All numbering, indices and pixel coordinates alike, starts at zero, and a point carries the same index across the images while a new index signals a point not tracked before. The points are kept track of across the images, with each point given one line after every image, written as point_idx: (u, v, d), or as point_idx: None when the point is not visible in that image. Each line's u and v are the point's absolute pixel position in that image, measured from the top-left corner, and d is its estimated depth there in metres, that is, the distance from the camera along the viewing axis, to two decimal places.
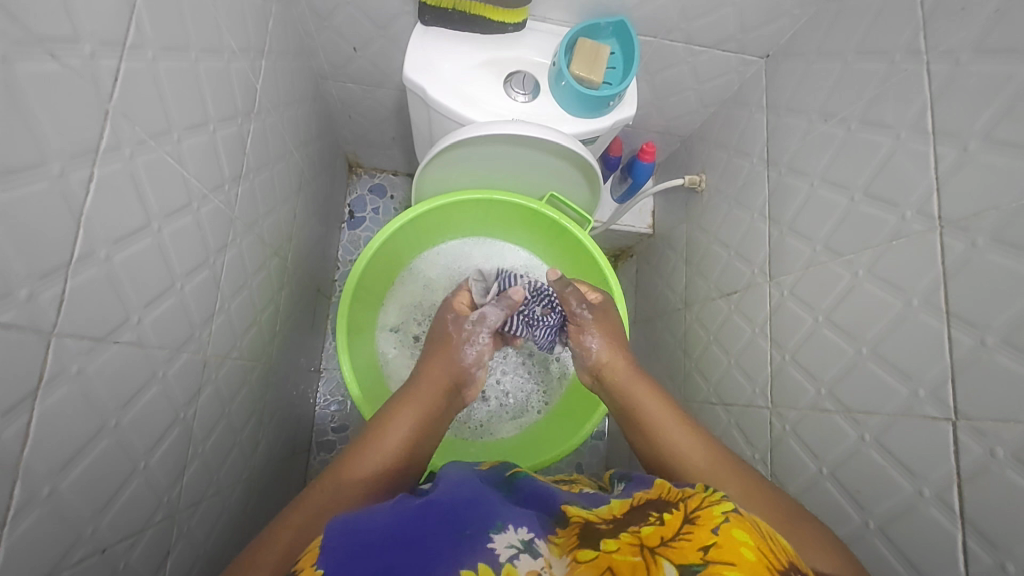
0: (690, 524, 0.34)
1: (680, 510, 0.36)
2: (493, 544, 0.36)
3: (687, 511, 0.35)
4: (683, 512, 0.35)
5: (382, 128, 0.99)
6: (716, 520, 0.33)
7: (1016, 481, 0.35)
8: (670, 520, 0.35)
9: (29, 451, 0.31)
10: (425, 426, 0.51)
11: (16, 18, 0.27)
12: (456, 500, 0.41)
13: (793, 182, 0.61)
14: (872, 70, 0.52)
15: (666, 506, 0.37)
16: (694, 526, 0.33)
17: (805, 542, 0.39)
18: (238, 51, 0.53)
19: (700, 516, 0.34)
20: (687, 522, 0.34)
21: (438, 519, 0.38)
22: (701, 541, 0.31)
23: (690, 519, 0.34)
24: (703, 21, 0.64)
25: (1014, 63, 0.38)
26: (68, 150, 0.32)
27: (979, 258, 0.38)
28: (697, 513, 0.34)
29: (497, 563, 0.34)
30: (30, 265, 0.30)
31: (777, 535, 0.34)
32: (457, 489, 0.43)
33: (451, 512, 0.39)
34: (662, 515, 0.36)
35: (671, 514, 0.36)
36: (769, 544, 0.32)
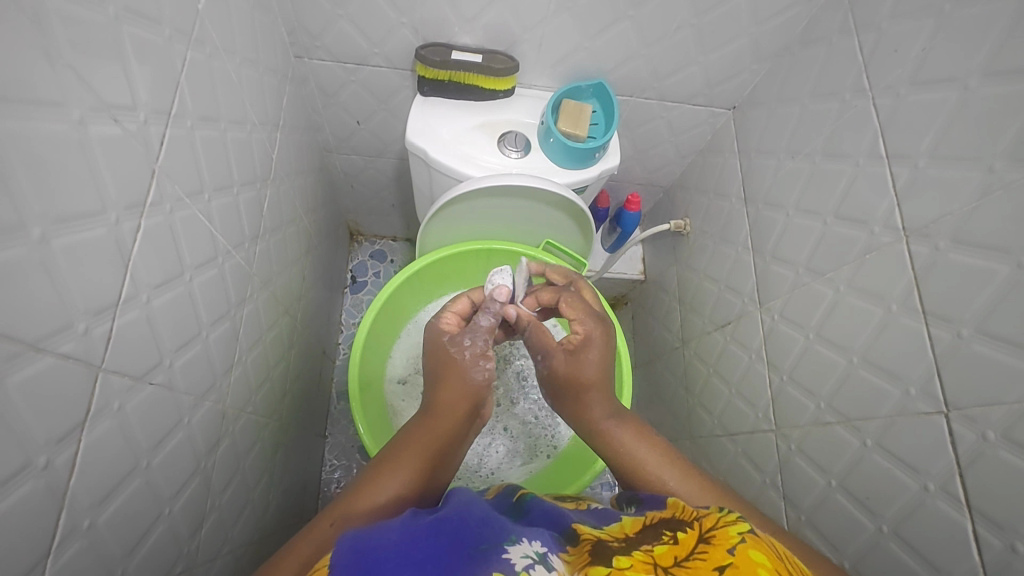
0: (704, 545, 0.32)
1: (694, 530, 0.34)
2: (508, 554, 0.33)
3: (702, 531, 0.34)
4: (698, 532, 0.34)
5: (382, 195, 1.05)
6: (732, 541, 0.32)
7: (1010, 461, 0.37)
8: (684, 540, 0.33)
9: (75, 481, 0.33)
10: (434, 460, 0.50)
11: (91, 88, 0.31)
12: (462, 522, 0.39)
13: (771, 215, 0.66)
14: (827, 110, 0.58)
15: (680, 525, 0.36)
16: (708, 546, 0.32)
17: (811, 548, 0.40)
18: (258, 123, 0.59)
19: (715, 537, 0.32)
20: (703, 542, 0.32)
21: (447, 538, 0.36)
22: (716, 561, 0.30)
23: (705, 538, 0.33)
24: (673, 79, 0.72)
25: (946, 91, 0.44)
26: (123, 203, 0.35)
27: (943, 259, 0.42)
28: (712, 533, 0.33)
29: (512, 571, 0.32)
30: (88, 302, 0.32)
31: (795, 556, 0.33)
32: (462, 510, 0.41)
33: (456, 533, 0.37)
34: (676, 533, 0.35)
35: (686, 534, 0.34)
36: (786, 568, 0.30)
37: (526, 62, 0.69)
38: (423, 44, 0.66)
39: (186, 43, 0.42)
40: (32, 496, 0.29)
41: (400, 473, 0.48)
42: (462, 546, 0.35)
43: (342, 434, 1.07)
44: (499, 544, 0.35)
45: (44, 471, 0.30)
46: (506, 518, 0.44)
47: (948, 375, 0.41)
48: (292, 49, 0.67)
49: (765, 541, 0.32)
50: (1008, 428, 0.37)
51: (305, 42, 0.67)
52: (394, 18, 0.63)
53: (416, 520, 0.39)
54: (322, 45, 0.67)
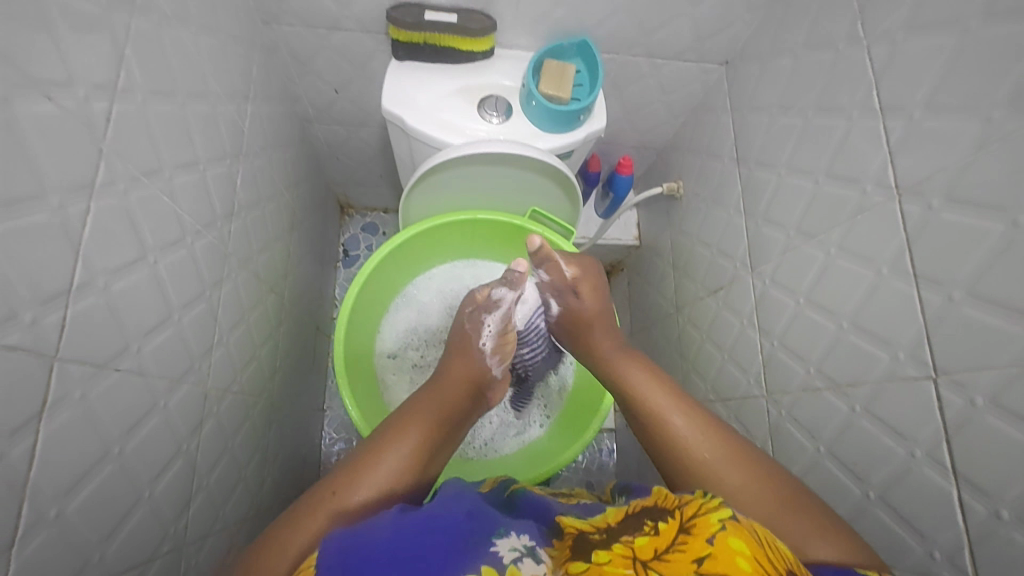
0: (685, 534, 0.33)
1: (675, 519, 0.35)
2: (496, 547, 0.36)
3: (682, 519, 0.34)
4: (678, 521, 0.34)
5: (369, 166, 1.02)
6: (711, 528, 0.32)
7: (997, 428, 0.35)
8: (665, 530, 0.34)
9: (37, 471, 0.32)
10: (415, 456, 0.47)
11: (15, 65, 0.30)
12: (450, 514, 0.40)
13: (763, 175, 0.63)
14: (821, 61, 0.55)
15: (660, 514, 0.36)
16: (688, 536, 0.33)
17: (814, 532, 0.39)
18: (223, 95, 0.56)
19: (695, 525, 0.33)
20: (683, 531, 0.33)
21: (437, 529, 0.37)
22: (695, 551, 0.31)
23: (685, 527, 0.33)
24: (660, 34, 0.68)
25: (944, 36, 0.41)
26: (66, 184, 0.34)
27: (936, 218, 0.40)
28: (692, 521, 0.34)
29: (500, 564, 0.34)
30: (34, 290, 0.31)
31: (777, 541, 0.34)
32: (449, 501, 0.42)
33: (444, 523, 0.38)
34: (657, 523, 0.35)
35: (666, 524, 0.35)
36: (768, 556, 0.31)
37: (504, 20, 0.66)
38: (394, 4, 0.63)
39: (129, 12, 0.40)
40: None
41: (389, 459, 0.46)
42: (453, 540, 0.36)
43: (341, 407, 1.07)
44: (489, 537, 0.37)
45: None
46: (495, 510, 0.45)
47: (938, 338, 0.40)
48: (258, 14, 0.64)
49: (746, 527, 0.33)
50: (997, 394, 0.35)
51: (272, 7, 0.64)
52: None
53: (401, 514, 0.39)
54: (289, 9, 0.64)
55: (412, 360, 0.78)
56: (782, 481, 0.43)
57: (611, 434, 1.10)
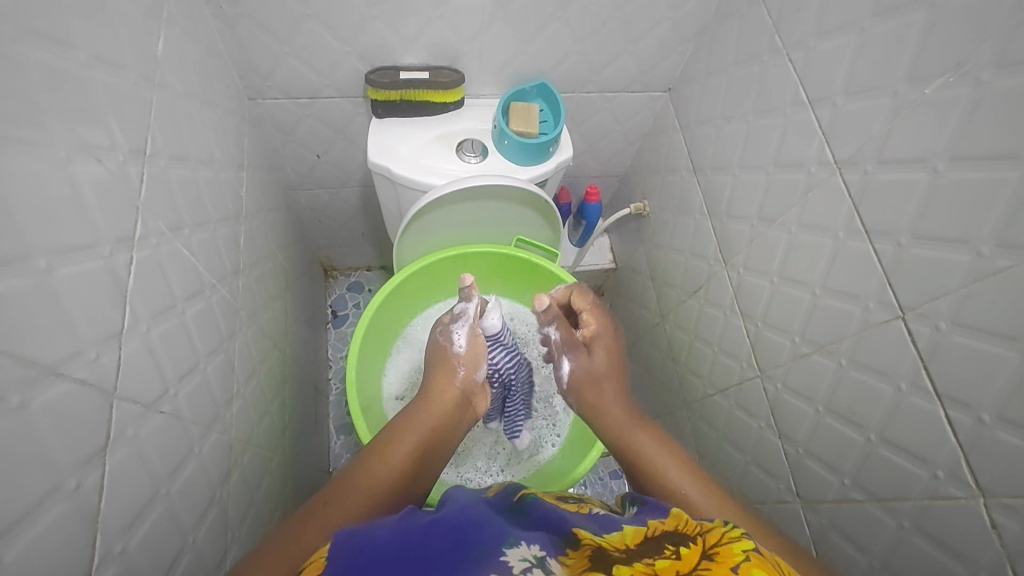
0: (707, 561, 0.32)
1: (697, 545, 0.34)
2: (506, 557, 0.33)
3: (705, 546, 0.34)
4: (701, 547, 0.34)
5: (352, 226, 1.07)
6: (736, 559, 0.32)
7: (962, 344, 0.40)
8: (687, 555, 0.33)
9: (104, 504, 0.34)
10: (401, 474, 0.49)
11: (73, 131, 0.34)
12: (460, 526, 0.40)
13: (719, 178, 0.71)
14: (751, 73, 0.63)
15: (683, 540, 0.36)
16: (711, 562, 0.32)
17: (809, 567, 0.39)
18: (224, 162, 0.61)
19: (719, 554, 0.32)
20: (705, 558, 0.32)
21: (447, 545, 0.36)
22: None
23: (708, 555, 0.32)
24: (609, 70, 0.77)
25: (848, 34, 0.49)
26: (114, 236, 0.37)
27: (873, 180, 0.47)
28: (716, 551, 0.33)
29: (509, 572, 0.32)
30: (94, 330, 0.34)
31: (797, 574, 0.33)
32: (460, 518, 0.42)
33: (457, 541, 0.37)
34: (679, 548, 0.34)
35: (688, 549, 0.34)
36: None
37: (470, 73, 0.73)
38: (370, 69, 0.70)
39: (150, 88, 0.45)
40: (66, 518, 0.31)
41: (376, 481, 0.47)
42: (464, 549, 0.36)
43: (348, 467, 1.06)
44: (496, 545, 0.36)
45: (75, 493, 0.31)
46: (507, 523, 0.44)
47: (897, 280, 0.45)
48: (245, 92, 0.70)
49: (769, 559, 0.32)
50: (955, 316, 0.41)
51: (257, 84, 0.70)
52: (340, 48, 0.67)
53: (412, 521, 0.41)
54: (274, 84, 0.70)
55: None
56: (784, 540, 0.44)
57: None
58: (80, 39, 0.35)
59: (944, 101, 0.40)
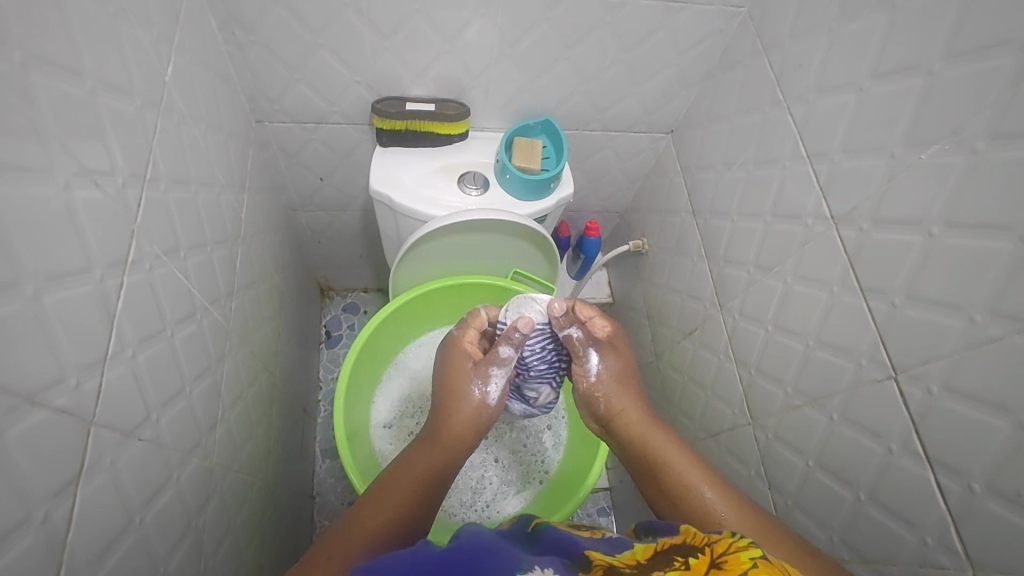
0: (716, 569, 0.34)
1: (705, 555, 0.37)
2: None
3: (713, 556, 0.36)
4: (709, 558, 0.36)
5: (350, 248, 1.07)
6: (744, 566, 0.33)
7: (954, 410, 0.40)
8: (696, 565, 0.35)
9: (74, 536, 0.33)
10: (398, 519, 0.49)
11: (74, 155, 0.34)
12: (475, 549, 0.42)
13: (718, 223, 0.71)
14: (752, 122, 0.64)
15: (690, 550, 0.38)
16: (720, 569, 0.34)
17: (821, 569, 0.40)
18: (226, 184, 0.61)
19: (726, 561, 0.34)
20: (715, 567, 0.34)
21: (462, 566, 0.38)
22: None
23: (718, 564, 0.34)
24: (613, 110, 0.78)
25: (847, 93, 0.50)
26: (107, 260, 0.37)
27: (870, 238, 0.47)
28: (725, 559, 0.35)
29: None
30: (79, 356, 0.34)
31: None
32: (475, 541, 0.44)
33: (471, 562, 0.39)
34: (687, 559, 0.37)
35: (698, 559, 0.36)
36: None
37: (476, 107, 0.74)
38: (377, 99, 0.71)
39: (156, 112, 0.45)
40: (33, 551, 0.30)
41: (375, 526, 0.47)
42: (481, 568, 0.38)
43: (331, 492, 1.05)
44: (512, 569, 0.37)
45: (44, 525, 0.30)
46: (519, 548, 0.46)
47: (891, 340, 0.45)
48: (252, 114, 0.71)
49: (776, 565, 0.34)
50: (948, 380, 0.40)
51: (265, 107, 0.71)
52: (349, 77, 0.68)
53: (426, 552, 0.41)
54: (282, 108, 0.71)
55: (407, 428, 0.79)
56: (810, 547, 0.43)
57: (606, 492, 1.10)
58: (89, 66, 0.36)
59: (940, 167, 0.41)
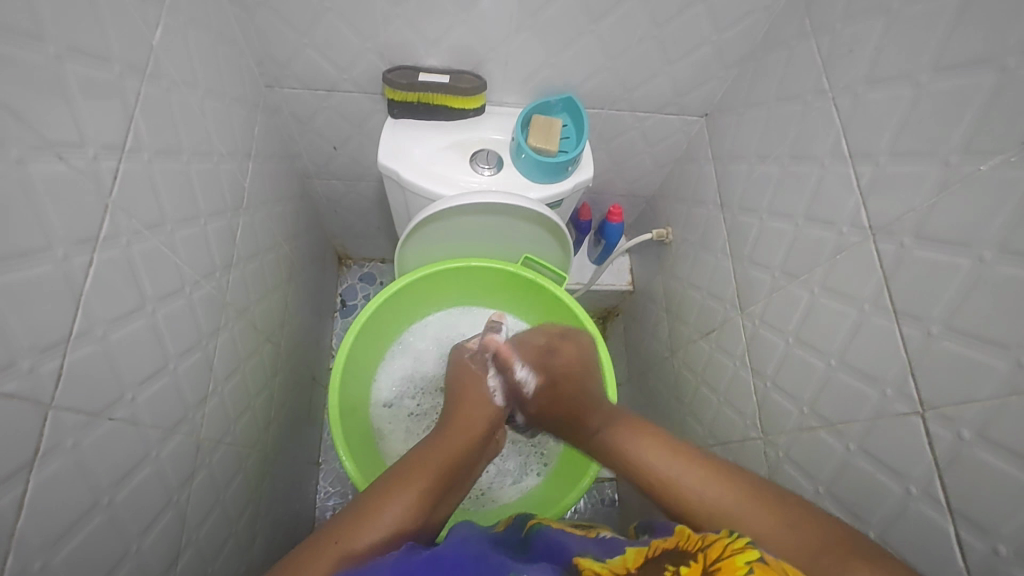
0: None
1: (698, 563, 0.33)
2: None
3: (706, 563, 0.33)
4: (703, 565, 0.33)
5: (367, 219, 1.05)
6: (739, 574, 0.30)
7: (987, 461, 0.35)
8: None
9: (25, 520, 0.33)
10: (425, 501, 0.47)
11: (32, 127, 0.32)
12: (460, 557, 0.40)
13: (746, 220, 0.65)
14: (792, 112, 0.58)
15: (682, 557, 0.34)
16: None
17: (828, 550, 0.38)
18: (227, 154, 0.59)
19: (720, 570, 0.31)
20: None
21: None
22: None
23: (711, 573, 0.31)
24: (643, 89, 0.72)
25: (902, 87, 0.44)
26: (72, 238, 0.35)
27: (909, 255, 0.41)
28: (719, 567, 0.32)
29: None
30: (34, 339, 0.32)
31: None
32: (459, 547, 0.42)
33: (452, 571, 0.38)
34: (679, 567, 0.33)
35: (690, 568, 0.33)
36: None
37: (494, 80, 0.70)
38: (390, 68, 0.67)
39: (140, 79, 0.43)
40: None
41: (401, 501, 0.46)
42: None
43: (337, 460, 1.06)
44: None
45: None
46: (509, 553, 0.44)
47: (922, 373, 0.40)
48: (262, 79, 0.69)
49: (775, 567, 0.30)
50: (982, 426, 0.36)
51: (275, 72, 0.68)
52: (359, 44, 0.64)
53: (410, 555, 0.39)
54: (292, 74, 0.68)
55: (407, 409, 0.78)
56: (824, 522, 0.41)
57: (612, 482, 1.08)
58: (52, 30, 0.33)
59: (1000, 183, 0.35)
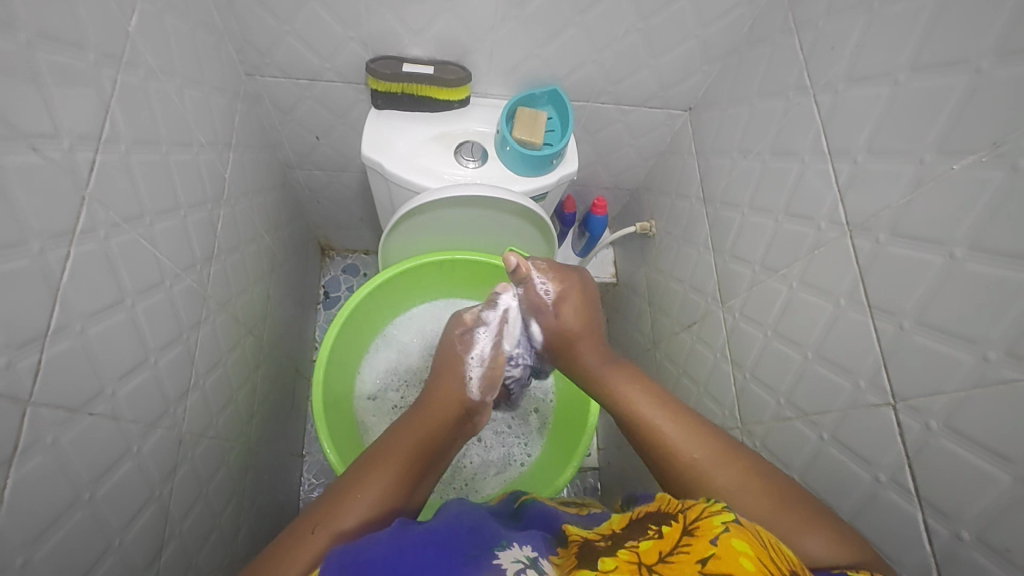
0: (688, 537, 0.32)
1: (678, 522, 0.34)
2: (499, 560, 0.35)
3: (686, 522, 0.33)
4: (681, 525, 0.33)
5: (351, 209, 1.04)
6: (714, 531, 0.31)
7: (953, 450, 0.37)
8: (669, 534, 0.33)
9: (4, 519, 0.32)
10: (403, 482, 0.48)
11: (5, 118, 0.31)
12: (455, 529, 0.40)
13: (728, 214, 0.66)
14: (774, 108, 0.59)
15: (665, 518, 0.35)
16: (692, 538, 0.31)
17: (793, 528, 0.40)
18: (206, 143, 0.58)
19: (698, 528, 0.32)
20: (686, 534, 0.32)
21: (439, 548, 0.37)
22: (699, 553, 0.30)
23: (689, 530, 0.32)
24: (627, 83, 0.72)
25: (879, 85, 0.45)
26: (48, 231, 0.35)
27: (884, 251, 0.43)
28: (696, 524, 0.32)
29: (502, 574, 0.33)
30: (10, 335, 0.32)
31: (781, 542, 0.32)
32: (453, 518, 0.42)
33: (448, 542, 0.38)
34: (662, 528, 0.34)
35: (670, 527, 0.34)
36: (772, 554, 0.30)
37: (479, 72, 0.69)
38: (373, 57, 0.66)
39: (116, 67, 0.42)
40: None
41: (382, 481, 0.46)
42: (459, 550, 0.37)
43: (320, 452, 1.06)
44: (491, 549, 0.37)
45: None
46: (501, 524, 0.45)
47: (894, 365, 0.42)
48: (242, 67, 0.67)
49: (750, 528, 0.31)
50: (949, 417, 0.37)
51: (255, 60, 0.67)
52: (342, 33, 0.63)
53: (405, 531, 0.39)
54: (273, 62, 0.67)
55: (391, 401, 0.78)
56: (804, 498, 0.42)
57: (595, 471, 1.09)
58: (24, 17, 0.32)
59: (971, 182, 0.36)
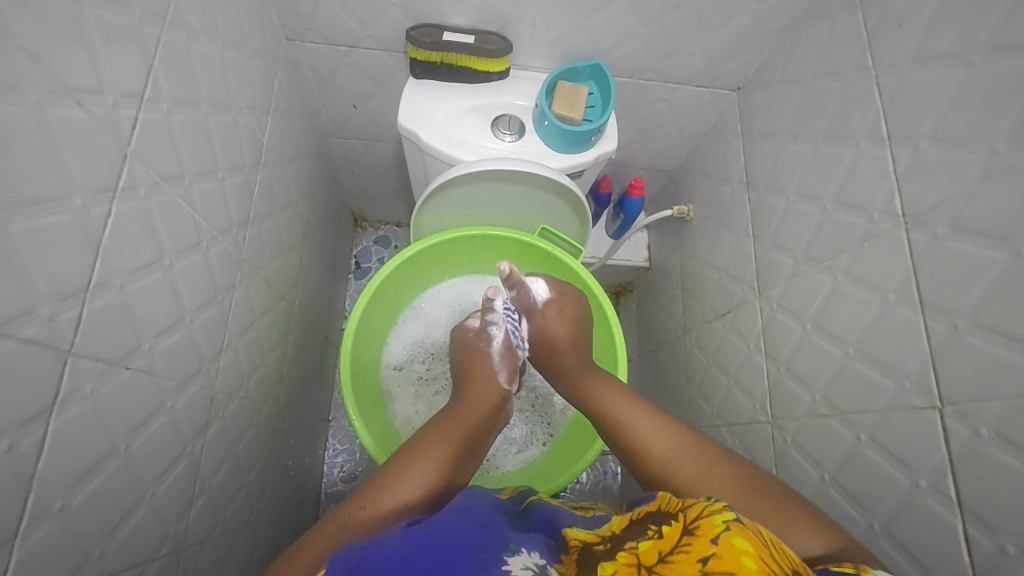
0: (688, 535, 0.30)
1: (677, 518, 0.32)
2: (509, 567, 0.35)
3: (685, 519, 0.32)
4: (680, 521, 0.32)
5: (385, 180, 1.04)
6: (714, 528, 0.29)
7: (1004, 460, 0.35)
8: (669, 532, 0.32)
9: (44, 463, 0.34)
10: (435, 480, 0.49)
11: (53, 73, 0.31)
12: (458, 531, 0.40)
13: (772, 200, 0.64)
14: (830, 90, 0.56)
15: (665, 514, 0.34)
16: (692, 536, 0.30)
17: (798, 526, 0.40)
18: (245, 107, 0.58)
19: (697, 525, 0.30)
20: (686, 530, 0.30)
21: (450, 548, 0.37)
22: (699, 551, 0.28)
23: (688, 526, 0.31)
24: (673, 59, 0.69)
25: (950, 67, 0.42)
26: (91, 186, 0.35)
27: (942, 246, 0.40)
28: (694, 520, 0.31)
29: None
30: (53, 287, 0.33)
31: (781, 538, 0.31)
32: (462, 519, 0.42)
33: (454, 543, 0.38)
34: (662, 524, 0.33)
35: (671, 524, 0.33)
36: (772, 551, 0.28)
37: (521, 43, 0.68)
38: (413, 24, 0.65)
39: (160, 26, 0.42)
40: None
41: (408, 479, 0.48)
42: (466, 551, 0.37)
43: (346, 419, 1.08)
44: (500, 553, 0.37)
45: (9, 453, 0.31)
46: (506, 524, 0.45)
47: (944, 367, 0.39)
48: (283, 31, 0.67)
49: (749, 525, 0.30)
50: (1001, 425, 0.35)
51: (296, 25, 0.66)
52: None
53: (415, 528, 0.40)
54: (313, 27, 0.67)
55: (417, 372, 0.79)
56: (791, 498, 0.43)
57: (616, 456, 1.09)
58: None
59: None
